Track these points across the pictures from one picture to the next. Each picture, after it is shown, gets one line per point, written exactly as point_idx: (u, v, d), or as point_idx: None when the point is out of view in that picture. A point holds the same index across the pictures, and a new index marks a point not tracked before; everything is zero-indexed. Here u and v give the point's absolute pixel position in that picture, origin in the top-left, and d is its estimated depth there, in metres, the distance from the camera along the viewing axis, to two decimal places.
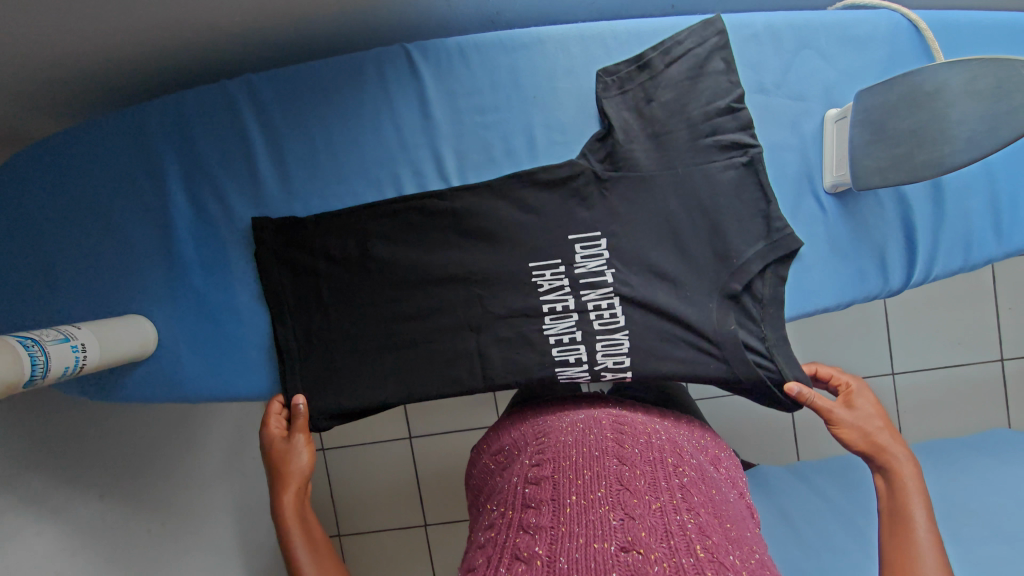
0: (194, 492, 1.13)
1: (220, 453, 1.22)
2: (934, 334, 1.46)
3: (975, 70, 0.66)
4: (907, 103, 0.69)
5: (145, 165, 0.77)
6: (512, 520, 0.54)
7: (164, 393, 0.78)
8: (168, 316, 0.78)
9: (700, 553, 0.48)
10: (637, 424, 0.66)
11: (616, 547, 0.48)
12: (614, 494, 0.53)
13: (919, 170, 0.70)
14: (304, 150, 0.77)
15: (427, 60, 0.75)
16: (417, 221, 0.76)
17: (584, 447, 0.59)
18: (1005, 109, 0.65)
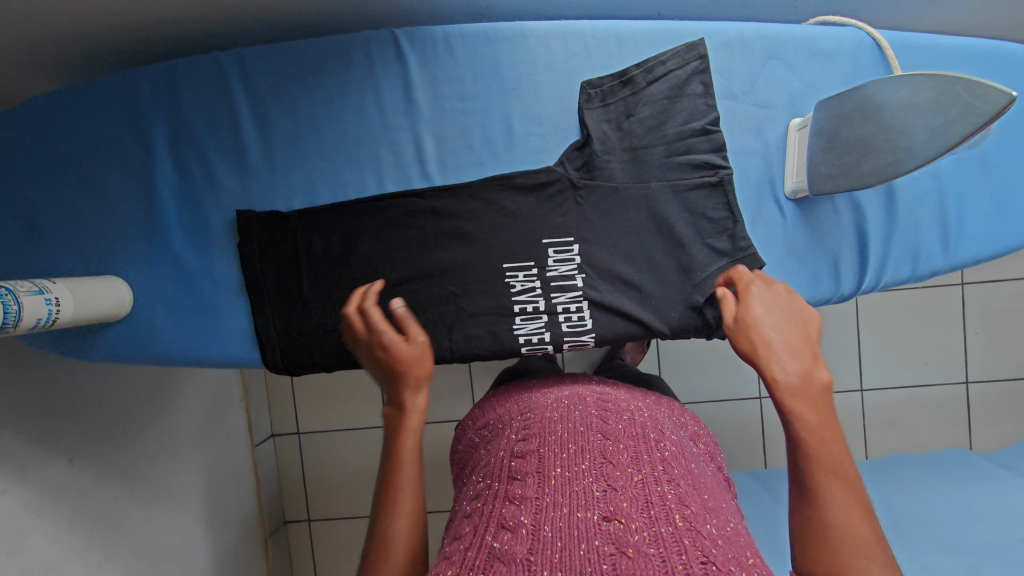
0: (164, 462, 1.15)
1: (193, 423, 1.25)
2: (903, 353, 1.51)
3: (918, 84, 0.64)
4: (858, 113, 0.68)
5: (134, 132, 0.78)
6: (498, 491, 0.55)
7: (139, 356, 0.80)
8: (147, 283, 0.80)
9: (679, 522, 0.50)
10: (621, 402, 0.68)
11: (598, 516, 0.49)
12: (598, 467, 0.55)
13: (868, 177, 0.68)
14: (289, 127, 0.78)
15: (413, 46, 0.77)
16: (397, 220, 0.78)
17: (568, 423, 0.62)
18: (953, 117, 0.62)
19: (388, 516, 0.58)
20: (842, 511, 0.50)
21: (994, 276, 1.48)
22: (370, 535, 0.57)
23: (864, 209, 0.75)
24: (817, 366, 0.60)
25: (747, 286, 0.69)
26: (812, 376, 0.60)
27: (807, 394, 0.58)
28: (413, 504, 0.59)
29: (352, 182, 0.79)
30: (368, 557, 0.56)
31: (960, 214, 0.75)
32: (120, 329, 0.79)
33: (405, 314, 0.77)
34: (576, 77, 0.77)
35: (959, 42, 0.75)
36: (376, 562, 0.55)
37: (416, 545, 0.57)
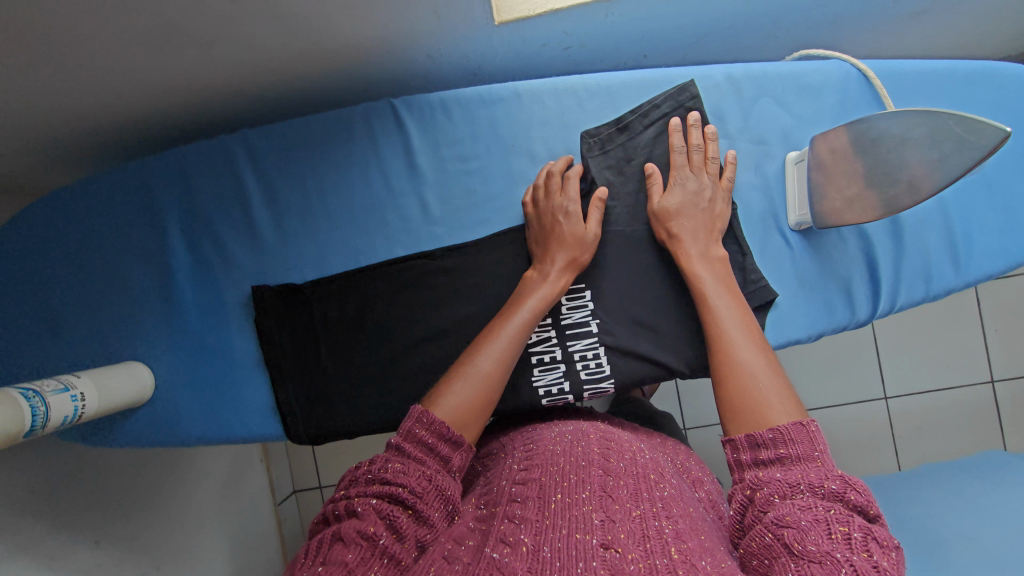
0: (189, 534, 1.14)
1: (215, 487, 1.23)
2: (924, 356, 1.49)
3: (911, 120, 0.66)
4: (854, 149, 0.69)
5: (147, 218, 0.80)
6: (497, 513, 0.52)
7: (163, 438, 0.80)
8: (168, 365, 0.81)
9: (674, 555, 0.46)
10: (623, 441, 0.65)
11: (597, 542, 0.46)
12: (598, 498, 0.52)
13: (872, 210, 0.70)
14: (297, 200, 0.80)
15: (412, 114, 0.79)
16: (410, 282, 0.79)
17: (571, 456, 0.59)
18: (949, 151, 0.65)
19: (475, 353, 0.66)
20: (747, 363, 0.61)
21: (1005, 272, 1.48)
22: (459, 362, 0.67)
23: (869, 234, 0.75)
24: (715, 245, 0.73)
25: (676, 169, 0.75)
26: (710, 255, 0.72)
27: (710, 268, 0.70)
28: (499, 356, 0.66)
29: (362, 249, 0.80)
30: (449, 377, 0.65)
31: (966, 231, 0.75)
32: (142, 412, 0.80)
33: (596, 205, 0.75)
34: (572, 130, 0.79)
35: (945, 64, 0.76)
36: (444, 385, 0.64)
37: (486, 393, 0.64)
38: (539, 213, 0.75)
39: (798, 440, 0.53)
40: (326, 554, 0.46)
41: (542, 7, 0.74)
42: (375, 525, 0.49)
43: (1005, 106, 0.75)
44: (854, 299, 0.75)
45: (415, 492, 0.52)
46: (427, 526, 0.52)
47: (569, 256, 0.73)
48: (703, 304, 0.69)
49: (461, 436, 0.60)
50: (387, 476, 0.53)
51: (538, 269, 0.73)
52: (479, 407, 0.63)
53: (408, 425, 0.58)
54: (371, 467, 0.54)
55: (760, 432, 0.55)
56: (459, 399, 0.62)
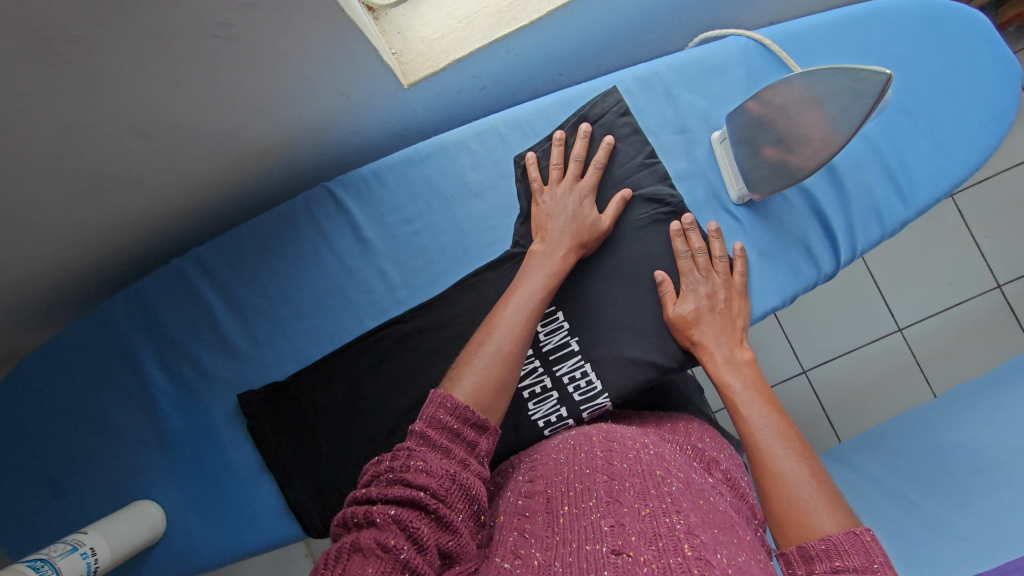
0: None
1: None
2: (923, 280, 1.48)
3: (811, 80, 0.66)
4: (766, 119, 0.70)
5: (122, 357, 0.82)
6: (506, 523, 0.52)
7: (187, 567, 0.80)
8: (173, 493, 0.81)
9: (688, 553, 0.44)
10: (627, 441, 0.60)
11: (607, 549, 0.45)
12: (605, 504, 0.50)
13: (801, 170, 0.69)
14: (260, 300, 0.82)
15: (348, 192, 0.81)
16: (389, 350, 0.80)
17: (576, 465, 0.56)
18: (847, 104, 0.63)
19: (494, 332, 0.65)
20: (790, 472, 0.57)
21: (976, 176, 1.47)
22: (473, 343, 0.65)
23: (812, 190, 0.76)
24: (739, 346, 0.70)
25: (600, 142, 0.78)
26: (737, 358, 0.70)
27: (738, 375, 0.68)
28: (515, 333, 0.65)
29: (334, 331, 0.81)
30: (463, 361, 0.63)
31: (903, 162, 0.75)
32: (161, 546, 0.80)
33: (595, 168, 0.77)
34: (504, 164, 0.81)
35: (837, 13, 0.77)
36: (463, 366, 0.62)
37: (504, 372, 0.62)
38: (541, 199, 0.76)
39: (853, 551, 0.49)
40: (345, 566, 0.46)
41: (445, 60, 0.77)
42: (395, 536, 0.47)
43: (905, 35, 0.76)
44: (815, 255, 0.76)
45: (437, 495, 0.49)
46: (452, 530, 0.49)
47: (574, 238, 0.73)
48: (735, 412, 0.66)
49: (486, 420, 0.58)
50: (408, 479, 0.50)
51: (546, 244, 0.73)
52: (500, 384, 0.61)
53: (431, 411, 0.55)
54: (395, 466, 0.52)
55: (810, 543, 0.51)
56: (479, 376, 0.60)
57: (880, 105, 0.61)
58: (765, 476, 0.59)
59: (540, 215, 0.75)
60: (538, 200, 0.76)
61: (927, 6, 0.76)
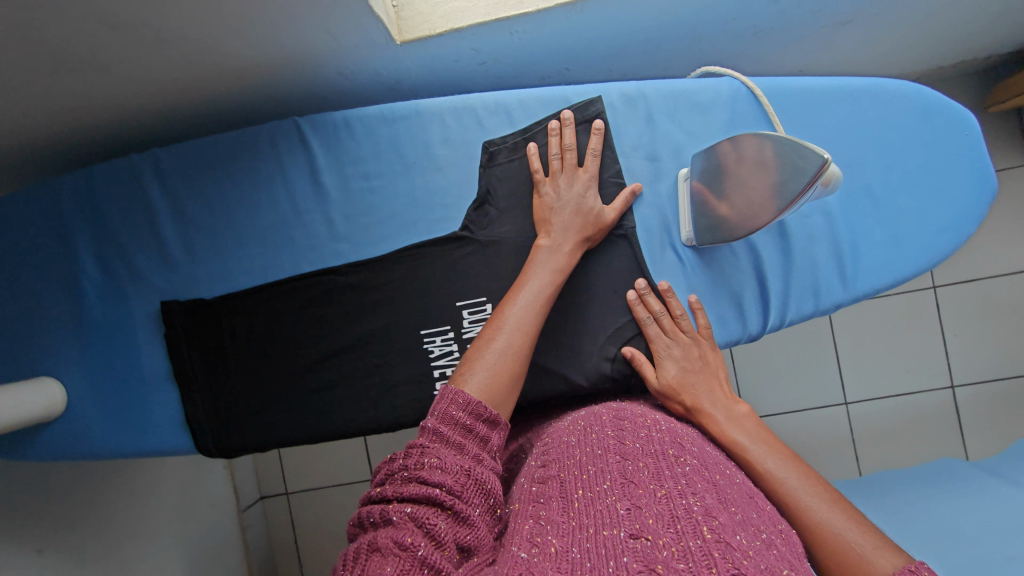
0: (141, 543, 1.19)
1: (172, 497, 1.29)
2: (887, 360, 1.46)
3: (763, 146, 0.68)
4: (719, 171, 0.72)
5: (58, 235, 0.82)
6: (519, 511, 0.49)
7: (75, 451, 0.82)
8: (78, 379, 0.82)
9: (707, 535, 0.43)
10: (638, 419, 0.62)
11: (625, 533, 0.43)
12: (620, 487, 0.49)
13: (735, 230, 0.72)
14: (206, 215, 0.82)
15: (316, 133, 0.80)
16: (317, 298, 0.81)
17: (587, 446, 0.55)
18: (788, 177, 0.65)
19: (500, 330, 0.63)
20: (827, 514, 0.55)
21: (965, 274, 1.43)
22: (478, 339, 0.63)
23: (760, 250, 0.76)
24: (734, 402, 0.69)
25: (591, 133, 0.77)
26: (735, 413, 0.68)
27: (744, 428, 0.65)
28: (522, 327, 0.64)
29: (269, 265, 0.81)
30: (470, 358, 0.61)
31: (853, 247, 0.76)
32: (55, 426, 0.82)
33: (593, 157, 0.76)
34: (474, 145, 0.80)
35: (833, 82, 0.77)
36: (471, 364, 0.60)
37: (516, 366, 0.61)
38: (546, 190, 0.75)
39: None
40: (363, 566, 0.43)
41: (443, 26, 0.76)
42: (413, 533, 0.44)
43: (891, 120, 0.76)
44: (744, 314, 0.77)
45: (453, 491, 0.48)
46: (468, 525, 0.47)
47: (581, 232, 0.73)
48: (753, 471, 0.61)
49: (498, 414, 0.56)
50: (424, 476, 0.48)
51: (551, 241, 0.72)
52: (511, 380, 0.60)
53: (442, 407, 0.53)
54: (408, 463, 0.49)
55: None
56: (490, 375, 0.59)
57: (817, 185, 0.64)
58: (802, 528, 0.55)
59: (545, 208, 0.74)
60: (539, 189, 0.75)
61: (922, 97, 0.76)
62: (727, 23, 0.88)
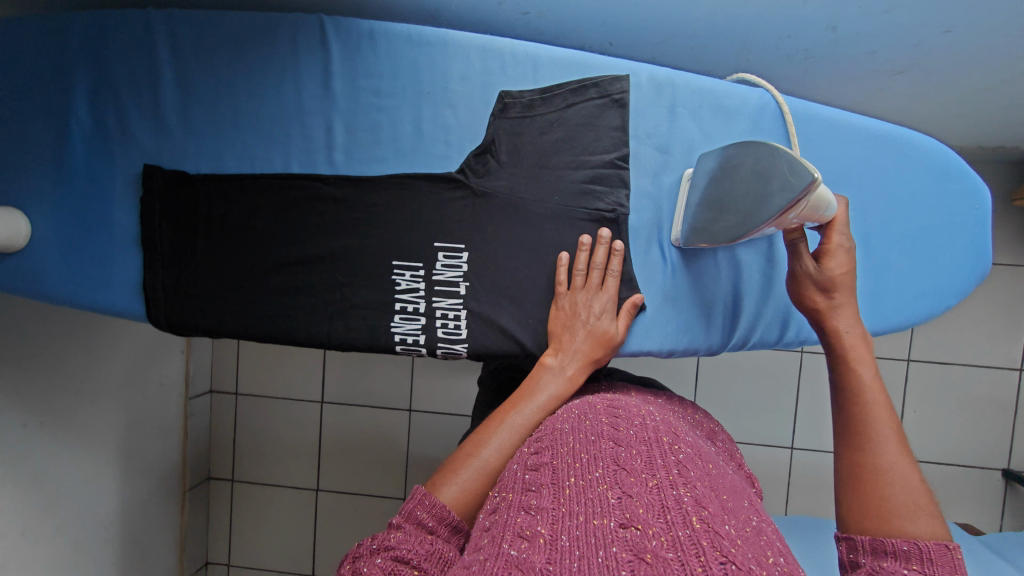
0: (83, 402, 1.18)
1: (123, 367, 1.29)
2: None
3: (760, 153, 0.66)
4: (721, 174, 0.72)
5: (57, 72, 0.79)
6: (510, 502, 0.48)
7: (27, 290, 0.81)
8: (45, 220, 0.81)
9: (697, 525, 0.42)
10: (632, 407, 0.60)
11: (615, 524, 0.42)
12: (612, 474, 0.47)
13: (717, 237, 0.72)
14: (209, 90, 0.80)
15: (338, 36, 0.78)
16: (299, 201, 0.80)
17: (580, 433, 0.54)
18: (773, 189, 0.64)
19: (486, 443, 0.61)
20: (902, 473, 0.53)
21: (948, 357, 1.38)
22: (466, 446, 0.61)
23: (743, 268, 0.81)
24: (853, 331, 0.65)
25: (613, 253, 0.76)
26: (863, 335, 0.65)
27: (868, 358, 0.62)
28: (509, 448, 0.60)
29: (262, 158, 0.80)
30: (452, 464, 0.60)
31: None
32: (13, 260, 0.81)
33: (612, 277, 0.75)
34: (491, 91, 0.78)
35: (861, 120, 0.78)
36: (452, 469, 0.59)
37: (492, 489, 0.59)
38: (565, 305, 0.75)
39: (939, 562, 0.47)
40: None
41: None
42: None
43: (905, 173, 0.79)
44: (711, 326, 0.81)
45: (418, 552, 0.50)
46: None
47: (588, 355, 0.71)
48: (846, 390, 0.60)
49: (463, 522, 0.56)
50: (390, 545, 0.51)
51: (557, 360, 0.70)
52: (483, 501, 0.58)
53: (409, 503, 0.56)
54: (373, 541, 0.52)
55: (888, 540, 0.49)
56: (463, 488, 0.57)
57: (799, 205, 0.62)
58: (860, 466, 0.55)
59: (558, 322, 0.75)
60: (556, 303, 0.76)
61: (944, 160, 0.80)
62: (779, 38, 0.85)
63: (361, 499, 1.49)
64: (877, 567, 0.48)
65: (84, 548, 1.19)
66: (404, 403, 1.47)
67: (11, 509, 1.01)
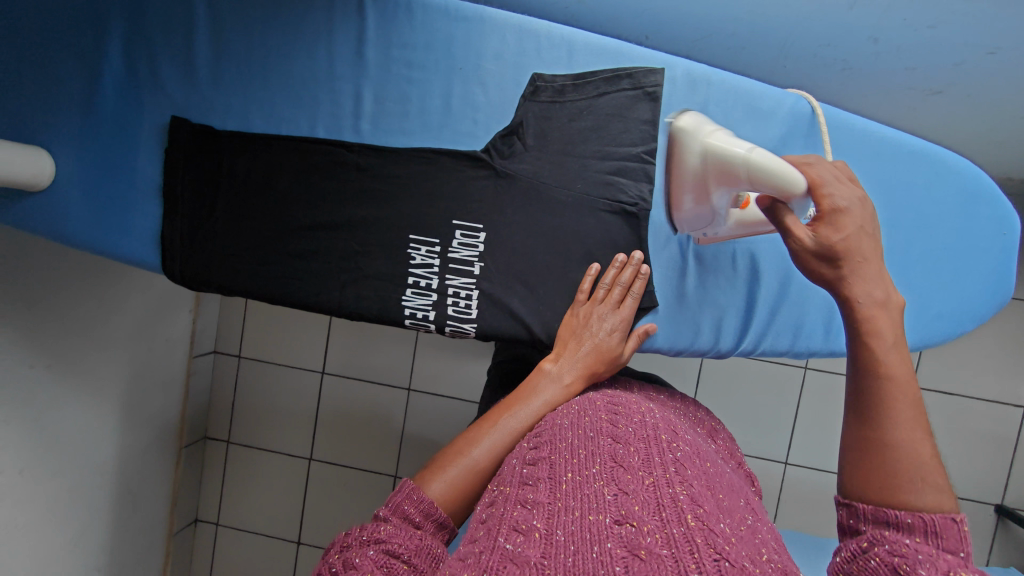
0: (90, 348, 1.19)
1: (133, 318, 1.30)
2: None
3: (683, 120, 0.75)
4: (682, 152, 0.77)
5: (93, 16, 0.79)
6: (507, 496, 0.48)
7: (46, 230, 0.81)
8: (70, 163, 0.81)
9: (692, 522, 0.42)
10: (632, 403, 0.58)
11: (610, 520, 0.42)
12: (609, 470, 0.47)
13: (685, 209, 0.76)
14: (242, 47, 0.79)
15: (375, 4, 0.77)
16: (321, 166, 0.80)
17: (578, 429, 0.53)
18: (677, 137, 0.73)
19: (474, 443, 0.60)
20: (914, 440, 0.46)
21: (953, 386, 1.36)
22: (455, 442, 0.61)
23: (760, 274, 0.81)
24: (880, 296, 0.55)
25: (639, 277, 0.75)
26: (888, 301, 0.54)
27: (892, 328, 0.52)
28: (497, 450, 0.59)
29: (289, 120, 0.80)
30: (441, 457, 0.60)
31: None
32: (34, 199, 0.81)
33: (632, 298, 0.75)
34: (524, 73, 0.78)
35: (894, 134, 0.78)
36: (440, 464, 0.59)
37: (476, 488, 0.58)
38: (577, 315, 0.74)
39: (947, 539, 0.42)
40: None
41: None
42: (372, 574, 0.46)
43: (935, 191, 0.78)
44: (723, 329, 0.81)
45: (408, 546, 0.50)
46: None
47: (588, 365, 0.68)
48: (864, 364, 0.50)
49: (448, 519, 0.56)
50: (381, 538, 0.50)
51: (556, 367, 0.67)
52: (468, 498, 0.58)
53: (396, 498, 0.55)
54: (362, 532, 0.51)
55: (892, 510, 0.44)
56: (448, 485, 0.57)
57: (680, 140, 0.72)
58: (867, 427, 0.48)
59: (568, 329, 0.73)
60: (573, 309, 0.75)
61: (976, 182, 0.79)
62: (818, 46, 0.84)
63: (352, 471, 1.51)
64: (876, 535, 0.43)
65: (79, 492, 1.20)
66: (404, 380, 1.48)
67: (12, 445, 1.03)
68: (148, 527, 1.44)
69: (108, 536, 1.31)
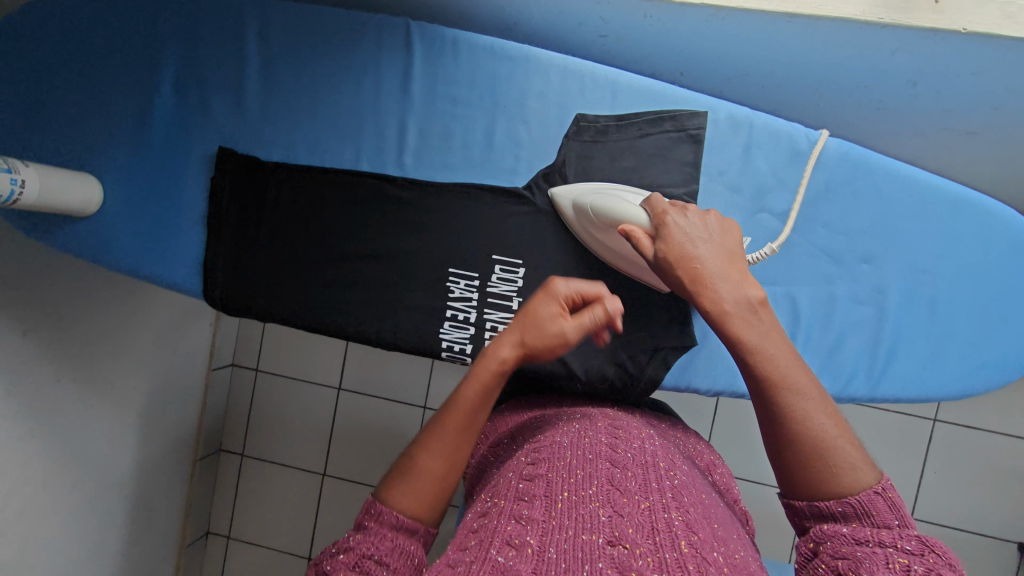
0: (115, 362, 1.20)
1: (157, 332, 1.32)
2: None
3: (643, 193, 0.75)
4: None
5: (146, 47, 0.81)
6: (501, 508, 0.46)
7: (91, 255, 0.83)
8: (118, 190, 0.83)
9: (684, 549, 0.41)
10: (632, 428, 0.58)
11: (603, 540, 0.41)
12: (606, 492, 0.46)
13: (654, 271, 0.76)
14: (290, 81, 0.81)
15: (422, 41, 0.79)
16: (364, 196, 0.81)
17: (578, 449, 0.52)
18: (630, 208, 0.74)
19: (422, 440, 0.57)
20: (825, 429, 0.48)
21: (979, 421, 1.34)
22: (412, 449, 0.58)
23: None
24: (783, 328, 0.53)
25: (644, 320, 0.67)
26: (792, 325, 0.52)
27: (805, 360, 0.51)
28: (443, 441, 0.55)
29: (333, 151, 0.81)
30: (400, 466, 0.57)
31: (892, 349, 0.78)
32: (82, 224, 0.83)
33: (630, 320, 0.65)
34: (567, 111, 0.79)
35: (933, 179, 0.79)
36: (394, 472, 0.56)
37: (434, 482, 0.54)
38: None
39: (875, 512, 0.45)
40: None
41: None
42: None
43: (978, 238, 0.79)
44: None
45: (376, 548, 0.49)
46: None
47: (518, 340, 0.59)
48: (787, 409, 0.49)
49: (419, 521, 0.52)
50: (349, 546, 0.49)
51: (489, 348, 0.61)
52: (434, 498, 0.54)
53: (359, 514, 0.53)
54: (332, 547, 0.50)
55: (825, 504, 0.47)
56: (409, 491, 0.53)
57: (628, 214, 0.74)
58: (800, 438, 0.48)
59: None
60: None
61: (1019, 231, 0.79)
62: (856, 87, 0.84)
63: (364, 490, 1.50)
64: (820, 533, 0.46)
65: (98, 504, 1.21)
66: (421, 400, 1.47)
67: (38, 457, 1.04)
68: (162, 541, 1.44)
69: (124, 549, 1.31)
